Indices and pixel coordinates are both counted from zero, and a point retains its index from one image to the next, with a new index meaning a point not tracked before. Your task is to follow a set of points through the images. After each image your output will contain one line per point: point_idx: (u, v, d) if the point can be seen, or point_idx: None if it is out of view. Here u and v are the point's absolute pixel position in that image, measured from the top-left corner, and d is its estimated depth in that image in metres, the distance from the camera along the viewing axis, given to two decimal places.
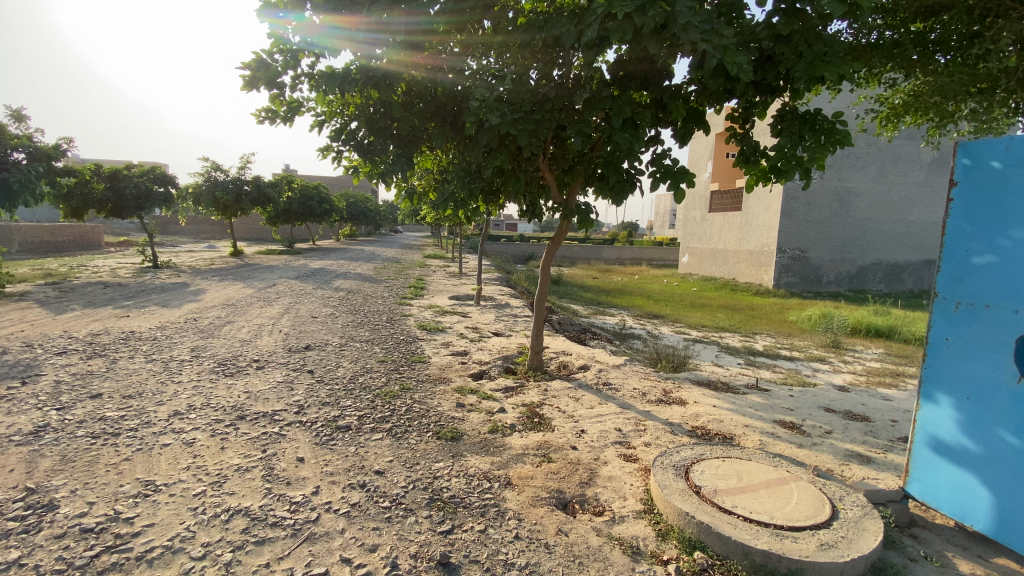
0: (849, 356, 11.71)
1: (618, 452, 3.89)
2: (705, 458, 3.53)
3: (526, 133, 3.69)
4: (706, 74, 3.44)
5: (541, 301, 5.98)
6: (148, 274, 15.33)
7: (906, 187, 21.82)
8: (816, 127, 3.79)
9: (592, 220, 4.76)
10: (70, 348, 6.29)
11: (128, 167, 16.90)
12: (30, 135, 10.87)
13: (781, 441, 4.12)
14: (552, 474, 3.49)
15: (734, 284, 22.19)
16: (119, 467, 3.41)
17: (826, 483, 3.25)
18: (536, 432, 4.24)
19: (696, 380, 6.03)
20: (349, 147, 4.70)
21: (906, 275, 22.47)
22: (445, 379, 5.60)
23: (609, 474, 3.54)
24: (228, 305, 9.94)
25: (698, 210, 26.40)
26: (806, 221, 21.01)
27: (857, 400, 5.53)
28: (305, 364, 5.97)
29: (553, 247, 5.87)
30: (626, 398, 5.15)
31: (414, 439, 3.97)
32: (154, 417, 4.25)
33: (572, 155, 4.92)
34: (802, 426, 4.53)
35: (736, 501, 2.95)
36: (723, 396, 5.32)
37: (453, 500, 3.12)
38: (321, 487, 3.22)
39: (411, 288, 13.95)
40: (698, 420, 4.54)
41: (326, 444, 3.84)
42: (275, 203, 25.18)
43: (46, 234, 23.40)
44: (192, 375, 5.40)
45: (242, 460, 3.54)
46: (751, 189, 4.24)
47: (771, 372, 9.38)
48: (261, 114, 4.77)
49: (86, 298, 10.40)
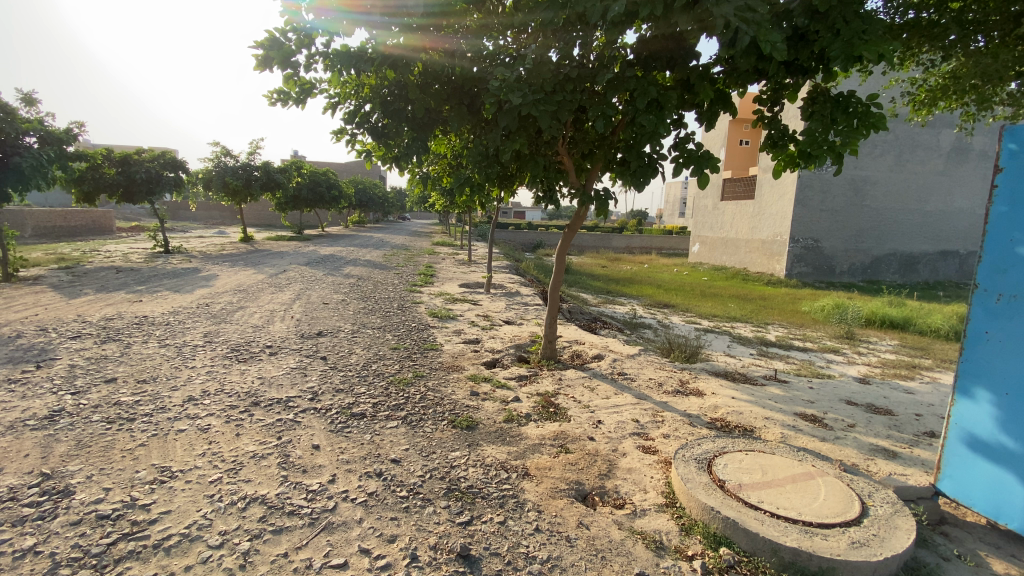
0: (863, 347, 11.57)
1: (637, 444, 3.82)
2: (727, 451, 3.45)
3: (548, 115, 3.57)
4: (737, 53, 3.29)
5: (555, 290, 5.89)
6: (160, 260, 15.46)
7: (923, 176, 21.34)
8: (849, 110, 3.66)
9: (610, 207, 4.62)
10: (83, 333, 6.31)
11: (139, 152, 16.90)
12: (42, 119, 10.82)
13: (804, 435, 4.03)
14: (570, 465, 3.43)
15: (745, 274, 21.94)
16: (134, 453, 3.39)
17: (853, 479, 3.18)
18: (552, 422, 4.18)
19: (713, 370, 5.92)
20: (364, 130, 4.56)
21: (921, 267, 22.01)
22: (458, 366, 5.55)
23: (629, 465, 3.48)
24: (239, 291, 9.92)
25: (711, 198, 26.20)
26: (819, 210, 20.69)
27: (879, 393, 5.41)
28: (318, 350, 5.93)
29: (568, 235, 5.70)
30: (642, 388, 5.07)
31: (429, 428, 3.93)
32: (169, 402, 4.23)
33: (592, 138, 4.75)
34: (824, 420, 4.43)
35: (762, 495, 2.88)
36: (741, 387, 5.23)
37: (471, 490, 3.07)
38: (337, 475, 3.18)
39: (421, 275, 13.94)
40: (717, 412, 4.45)
41: (341, 432, 3.80)
42: (284, 188, 25.13)
43: (58, 219, 23.56)
44: (205, 360, 5.39)
45: (256, 447, 3.51)
46: (778, 176, 4.11)
47: (785, 363, 9.25)
48: (273, 96, 4.69)
49: (99, 283, 10.43)
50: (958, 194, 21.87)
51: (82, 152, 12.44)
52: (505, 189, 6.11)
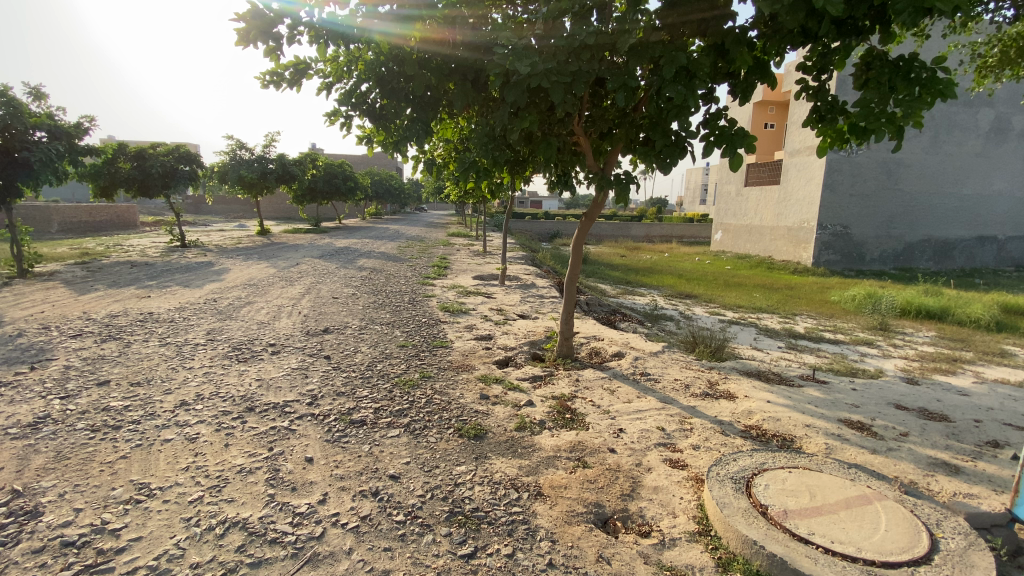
0: (898, 339, 10.93)
1: (663, 457, 3.43)
2: (769, 468, 3.04)
3: (561, 89, 3.16)
4: (782, 9, 2.83)
5: (571, 283, 5.48)
6: (176, 253, 15.45)
7: (961, 157, 20.22)
8: (910, 76, 3.20)
9: (632, 193, 4.20)
10: (85, 331, 6.11)
11: (154, 146, 16.89)
12: (52, 114, 10.74)
13: (852, 447, 3.59)
14: (587, 482, 3.06)
15: (770, 262, 21.14)
16: (114, 467, 3.13)
17: (917, 504, 2.76)
18: (568, 430, 3.80)
19: (743, 369, 5.47)
20: (361, 112, 4.23)
21: (958, 253, 20.87)
22: (468, 366, 5.20)
23: (654, 483, 3.10)
24: (249, 285, 9.73)
25: (734, 183, 25.39)
26: (849, 195, 19.77)
27: (931, 394, 4.89)
28: (322, 349, 5.65)
29: (586, 224, 5.26)
30: (667, 391, 4.66)
31: (433, 437, 3.60)
32: (159, 408, 3.98)
33: (611, 116, 4.31)
34: (872, 428, 3.96)
35: (812, 526, 2.48)
36: (777, 389, 4.79)
37: (477, 514, 2.73)
38: (328, 494, 2.88)
39: (435, 267, 13.65)
40: (751, 419, 4.04)
41: (338, 442, 3.49)
42: (300, 180, 25.00)
43: (83, 214, 23.89)
44: (204, 361, 5.13)
45: (245, 460, 3.21)
46: (823, 154, 3.64)
47: (816, 357, 8.73)
48: (265, 78, 4.42)
49: (111, 278, 10.32)
50: (997, 176, 20.69)
51: (95, 147, 12.39)
52: (517, 176, 5.73)
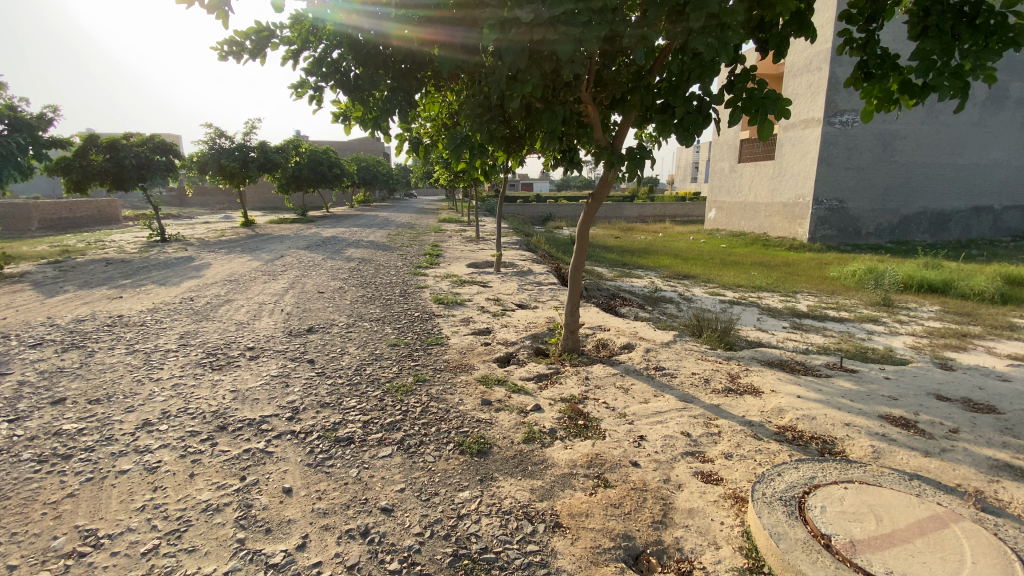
0: (904, 314, 10.61)
1: (693, 470, 3.02)
2: (820, 484, 2.65)
3: (570, 43, 2.69)
4: None
5: (575, 271, 5.02)
6: (154, 249, 14.80)
7: (957, 127, 19.84)
8: (976, 22, 2.78)
9: (646, 168, 3.76)
10: (47, 339, 5.59)
11: (127, 136, 16.06)
12: (13, 105, 10.07)
13: (900, 449, 3.20)
14: (611, 508, 2.64)
15: (766, 239, 20.80)
16: (59, 509, 2.68)
17: (1000, 525, 2.35)
18: (583, 441, 3.36)
19: (763, 358, 5.07)
20: (334, 84, 3.72)
21: (953, 225, 20.58)
22: (466, 366, 4.75)
23: (688, 504, 2.69)
24: (229, 281, 9.18)
25: (727, 160, 24.90)
26: (846, 167, 19.33)
27: (972, 382, 4.49)
28: (305, 352, 5.16)
29: (592, 205, 4.77)
30: (686, 388, 4.25)
31: (431, 456, 3.15)
32: (117, 431, 3.50)
33: (625, 80, 3.84)
34: (918, 424, 3.56)
35: (888, 562, 2.07)
36: (804, 381, 4.39)
37: (485, 557, 2.30)
38: (308, 536, 2.44)
39: (427, 255, 13.12)
40: (783, 418, 3.65)
41: (321, 466, 3.04)
42: (284, 168, 24.17)
43: (63, 210, 23.03)
44: (174, 370, 4.64)
45: (212, 495, 2.75)
46: (867, 118, 3.25)
47: (823, 337, 8.39)
48: (223, 49, 3.94)
49: (83, 278, 9.73)
50: (992, 145, 20.38)
51: (64, 139, 11.68)
52: (513, 156, 5.26)
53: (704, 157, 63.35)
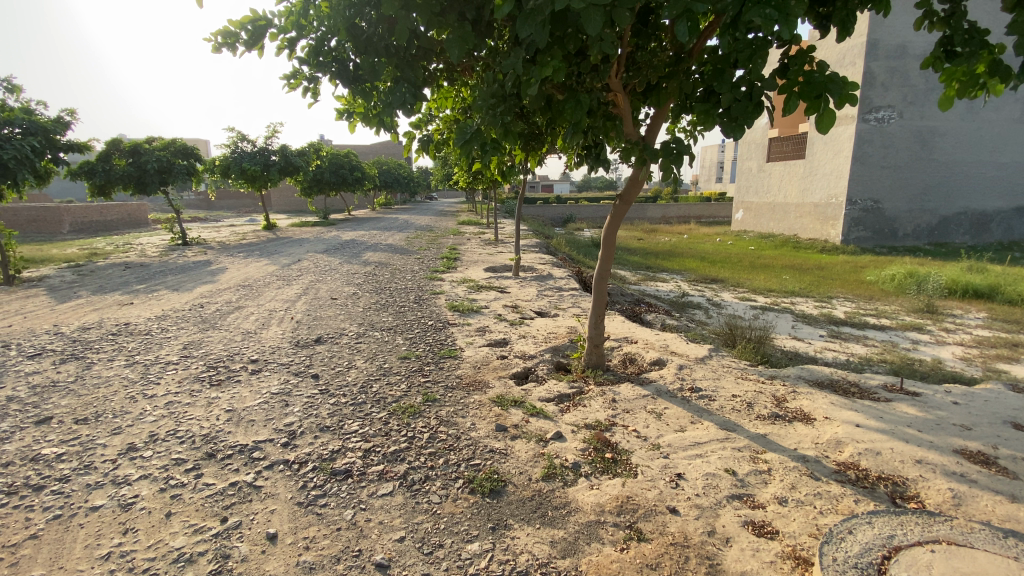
0: (950, 322, 9.84)
1: (741, 517, 2.58)
2: (902, 546, 2.19)
3: (599, 14, 2.20)
4: None
5: (601, 279, 4.60)
6: (175, 253, 14.72)
7: (1002, 122, 18.73)
8: None
9: (683, 165, 3.31)
10: (48, 349, 5.39)
11: (150, 141, 16.16)
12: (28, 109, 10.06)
13: (987, 494, 2.69)
14: (647, 570, 2.22)
15: (796, 240, 19.94)
16: (16, 555, 2.37)
17: None
18: (611, 479, 2.93)
19: (811, 378, 4.53)
20: (333, 75, 3.39)
21: (997, 226, 19.40)
22: (480, 384, 4.36)
23: (739, 566, 2.25)
24: (243, 286, 8.96)
25: (755, 159, 24.02)
26: (881, 166, 18.38)
27: None
28: (309, 366, 4.83)
29: (620, 205, 4.32)
30: (726, 413, 3.78)
31: (438, 495, 2.77)
32: (98, 457, 3.21)
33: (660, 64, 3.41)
34: (1003, 463, 3.03)
35: None
36: (860, 406, 3.86)
37: None
38: None
39: (444, 259, 12.80)
40: (843, 452, 3.17)
41: (312, 506, 2.68)
42: (304, 171, 24.19)
43: (93, 214, 23.42)
44: (170, 386, 4.35)
45: (186, 541, 2.42)
46: (946, 105, 2.82)
47: (865, 347, 7.75)
48: (217, 40, 3.61)
49: (99, 282, 9.63)
50: None
51: (83, 144, 11.67)
52: (533, 154, 4.88)
53: (728, 156, 61.95)
